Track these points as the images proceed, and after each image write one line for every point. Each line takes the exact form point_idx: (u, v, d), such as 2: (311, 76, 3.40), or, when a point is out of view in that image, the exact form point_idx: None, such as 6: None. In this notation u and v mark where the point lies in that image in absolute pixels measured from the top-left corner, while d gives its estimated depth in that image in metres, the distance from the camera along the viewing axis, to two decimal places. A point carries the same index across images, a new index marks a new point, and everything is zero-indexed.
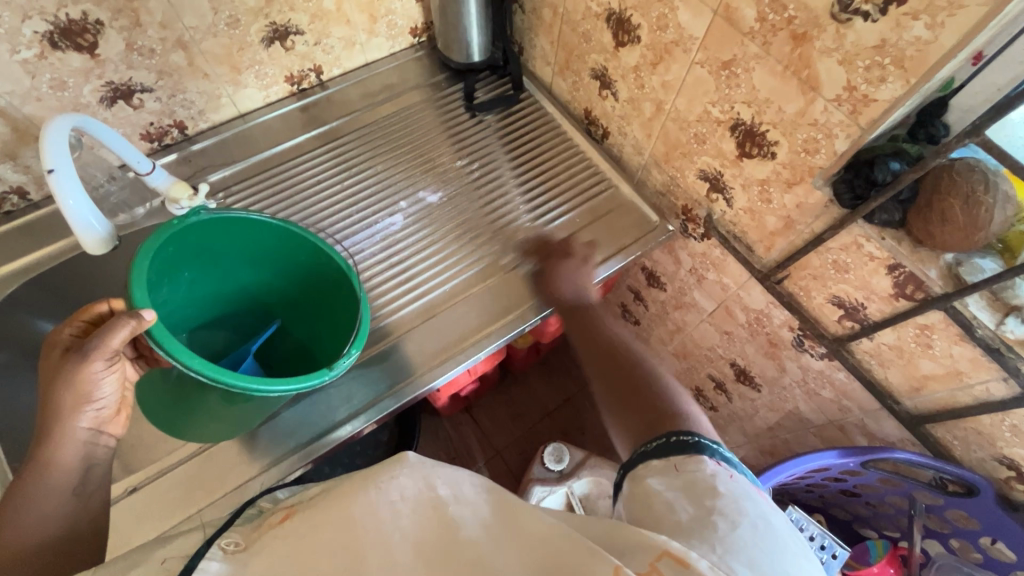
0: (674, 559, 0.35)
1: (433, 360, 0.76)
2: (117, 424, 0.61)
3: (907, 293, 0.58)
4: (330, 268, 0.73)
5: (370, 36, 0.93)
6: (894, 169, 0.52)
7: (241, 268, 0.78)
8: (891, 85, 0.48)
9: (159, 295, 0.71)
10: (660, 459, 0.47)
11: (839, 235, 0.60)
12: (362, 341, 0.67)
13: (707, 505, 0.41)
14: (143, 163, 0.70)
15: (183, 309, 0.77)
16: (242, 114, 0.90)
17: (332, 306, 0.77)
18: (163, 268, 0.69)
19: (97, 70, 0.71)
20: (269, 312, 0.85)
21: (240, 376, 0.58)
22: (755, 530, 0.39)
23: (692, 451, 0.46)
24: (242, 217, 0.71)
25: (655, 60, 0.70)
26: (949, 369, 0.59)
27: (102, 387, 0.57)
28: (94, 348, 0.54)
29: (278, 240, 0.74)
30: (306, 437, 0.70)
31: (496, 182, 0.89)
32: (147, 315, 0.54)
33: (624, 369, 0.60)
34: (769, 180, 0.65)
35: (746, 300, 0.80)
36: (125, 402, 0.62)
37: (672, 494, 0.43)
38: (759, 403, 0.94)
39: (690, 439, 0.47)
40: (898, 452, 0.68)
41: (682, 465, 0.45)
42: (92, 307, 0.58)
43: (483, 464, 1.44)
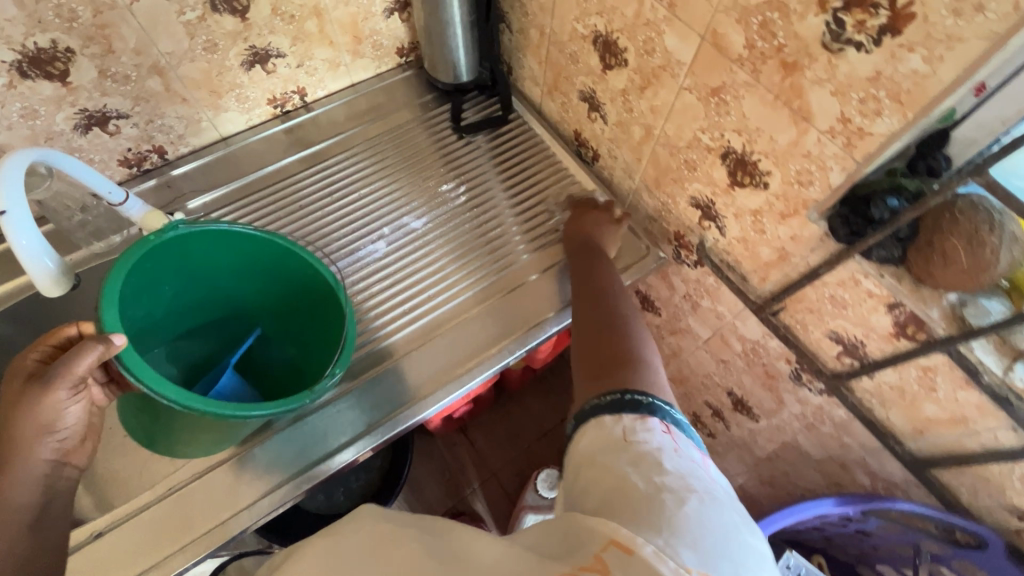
0: (620, 548, 0.35)
1: (426, 389, 0.73)
2: (82, 455, 0.58)
3: (908, 333, 0.54)
4: (317, 281, 0.70)
5: (355, 57, 0.91)
6: (892, 207, 0.49)
7: (224, 277, 0.75)
8: (887, 119, 0.45)
9: (141, 307, 0.68)
10: (613, 415, 0.48)
11: (835, 270, 0.57)
12: (347, 359, 0.64)
13: (661, 467, 0.42)
14: (116, 192, 0.68)
15: (162, 322, 0.74)
16: (223, 137, 0.88)
17: (319, 317, 0.74)
18: (141, 280, 0.66)
19: (69, 98, 0.70)
20: (251, 320, 0.81)
21: (214, 403, 0.55)
22: (706, 500, 0.40)
23: (643, 412, 0.48)
24: (226, 229, 0.68)
25: (643, 84, 0.68)
26: (954, 415, 0.56)
27: (66, 415, 0.54)
28: (59, 375, 0.51)
29: (268, 251, 0.71)
30: (280, 478, 0.67)
31: (487, 203, 0.86)
32: (116, 339, 0.51)
33: (600, 314, 0.65)
34: (763, 211, 0.62)
35: (742, 330, 0.77)
36: (90, 428, 0.59)
37: (620, 466, 0.43)
38: (758, 433, 0.90)
39: (644, 400, 0.49)
40: (902, 502, 0.64)
41: (636, 427, 0.47)
42: (59, 331, 0.56)
43: (478, 485, 1.41)
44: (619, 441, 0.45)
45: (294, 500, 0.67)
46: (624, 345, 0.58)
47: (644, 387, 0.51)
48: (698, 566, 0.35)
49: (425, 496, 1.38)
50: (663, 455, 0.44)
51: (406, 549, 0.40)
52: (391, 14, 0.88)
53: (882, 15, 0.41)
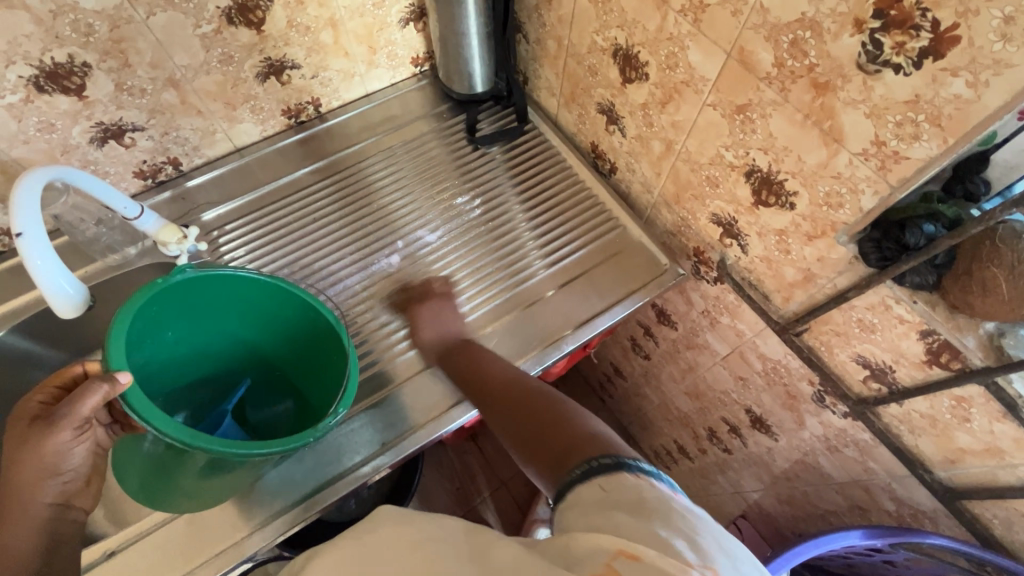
0: (628, 558, 0.34)
1: (439, 409, 0.72)
2: (87, 496, 0.60)
3: (941, 362, 0.53)
4: (318, 320, 0.70)
5: (369, 67, 0.90)
6: (929, 233, 0.47)
7: (227, 319, 0.75)
8: (926, 144, 0.43)
9: (142, 353, 0.68)
10: (586, 485, 0.42)
11: (865, 294, 0.55)
12: (350, 397, 0.63)
13: (642, 500, 0.38)
14: (131, 207, 0.67)
15: (165, 366, 0.74)
16: (238, 148, 0.88)
17: (319, 350, 0.73)
18: (146, 324, 0.67)
19: (85, 112, 0.69)
20: (253, 361, 0.82)
21: (217, 442, 0.55)
22: (690, 514, 0.38)
23: (615, 471, 0.42)
24: (230, 275, 0.68)
25: (665, 99, 0.66)
26: (988, 446, 0.54)
27: (70, 458, 0.56)
28: (63, 417, 0.53)
29: (263, 295, 0.71)
30: (292, 499, 0.66)
31: (501, 217, 0.85)
32: (120, 377, 0.53)
33: (534, 411, 0.58)
34: (788, 231, 0.60)
35: (763, 349, 0.75)
36: (95, 469, 0.62)
37: (604, 513, 0.38)
38: (776, 451, 0.88)
39: (610, 460, 0.43)
40: (932, 537, 0.62)
41: (609, 477, 0.41)
42: (65, 371, 0.58)
43: (488, 494, 1.40)
44: (596, 494, 0.41)
45: (311, 518, 0.66)
46: (572, 424, 0.52)
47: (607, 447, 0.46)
48: (701, 562, 0.34)
49: (435, 505, 1.37)
50: (642, 488, 0.39)
51: (426, 552, 0.40)
52: (406, 24, 0.87)
53: (923, 37, 0.39)
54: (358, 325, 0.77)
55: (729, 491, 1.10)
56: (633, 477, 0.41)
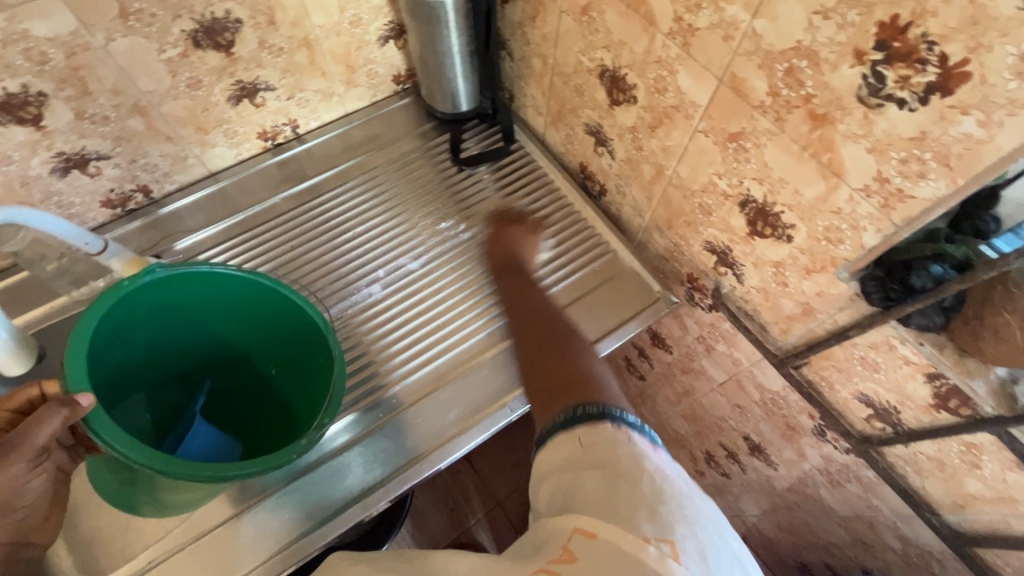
0: (583, 536, 0.34)
1: (435, 440, 0.69)
2: (45, 533, 0.57)
3: (950, 406, 0.49)
4: (308, 326, 0.66)
5: (349, 87, 0.87)
6: (936, 275, 0.44)
7: (208, 320, 0.71)
8: (933, 183, 0.40)
9: (115, 354, 0.64)
10: (565, 432, 0.41)
11: (868, 333, 0.52)
12: (336, 411, 0.59)
13: (613, 461, 0.38)
14: (93, 241, 0.65)
15: (138, 367, 0.70)
16: (212, 172, 0.84)
17: (308, 361, 0.70)
18: (115, 331, 0.62)
19: (44, 142, 0.66)
20: (239, 364, 0.78)
21: (180, 466, 0.51)
22: (659, 474, 0.37)
23: (592, 423, 0.41)
24: (209, 271, 0.65)
25: (654, 123, 0.63)
26: (1001, 494, 0.50)
27: (24, 492, 0.52)
28: (14, 448, 0.49)
29: (253, 294, 0.67)
30: (282, 543, 0.64)
31: (491, 237, 0.82)
32: (81, 399, 0.49)
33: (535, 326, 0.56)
34: (786, 264, 0.57)
35: (760, 379, 0.72)
36: (58, 499, 0.57)
37: (576, 477, 0.38)
38: (776, 479, 0.85)
39: (595, 409, 0.41)
40: None
41: (589, 430, 0.40)
42: (19, 394, 0.53)
43: (483, 515, 1.37)
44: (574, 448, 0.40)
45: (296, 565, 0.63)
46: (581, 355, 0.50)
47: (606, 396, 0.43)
48: (657, 535, 0.33)
49: (428, 528, 1.34)
50: (619, 447, 0.39)
51: None
52: (386, 41, 0.83)
53: (930, 72, 0.36)
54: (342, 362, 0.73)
55: (729, 514, 1.07)
56: (612, 431, 0.40)
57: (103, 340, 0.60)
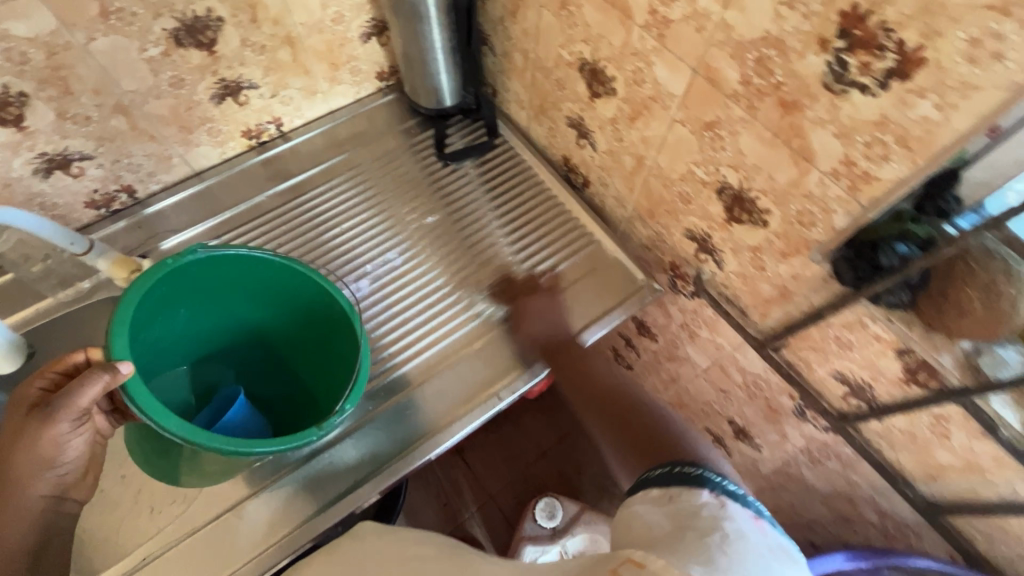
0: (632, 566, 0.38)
1: (435, 425, 0.71)
2: (83, 489, 0.58)
3: (919, 379, 0.52)
4: (333, 310, 0.68)
5: (332, 84, 0.87)
6: (902, 254, 0.46)
7: (234, 301, 0.73)
8: (895, 164, 0.42)
9: (154, 332, 0.68)
10: (660, 489, 0.48)
11: (841, 312, 0.54)
12: (356, 397, 0.62)
13: (695, 514, 0.43)
14: (78, 242, 0.66)
15: (173, 343, 0.72)
16: (197, 172, 0.84)
17: (331, 345, 0.72)
18: (155, 305, 0.65)
19: (26, 143, 0.65)
20: (268, 346, 0.80)
21: (216, 438, 0.54)
22: (736, 539, 0.41)
23: (691, 483, 0.46)
24: (243, 254, 0.66)
25: (633, 115, 0.64)
26: (969, 463, 0.52)
27: (67, 450, 0.53)
28: (60, 407, 0.50)
29: (280, 279, 0.69)
30: (286, 529, 0.65)
31: (487, 226, 0.84)
32: (122, 368, 0.51)
33: (631, 424, 0.60)
34: (762, 248, 0.59)
35: (743, 363, 0.74)
36: (93, 460, 0.59)
37: (657, 517, 0.45)
38: (760, 462, 0.87)
39: (693, 473, 0.47)
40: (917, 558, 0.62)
41: (683, 489, 0.46)
42: (67, 358, 0.55)
43: (476, 510, 1.38)
44: (664, 498, 0.46)
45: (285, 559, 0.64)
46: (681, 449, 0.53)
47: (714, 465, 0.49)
48: None
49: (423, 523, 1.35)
50: (706, 506, 0.44)
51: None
52: (368, 38, 0.84)
53: (889, 57, 0.38)
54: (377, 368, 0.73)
55: None
56: (707, 495, 0.45)
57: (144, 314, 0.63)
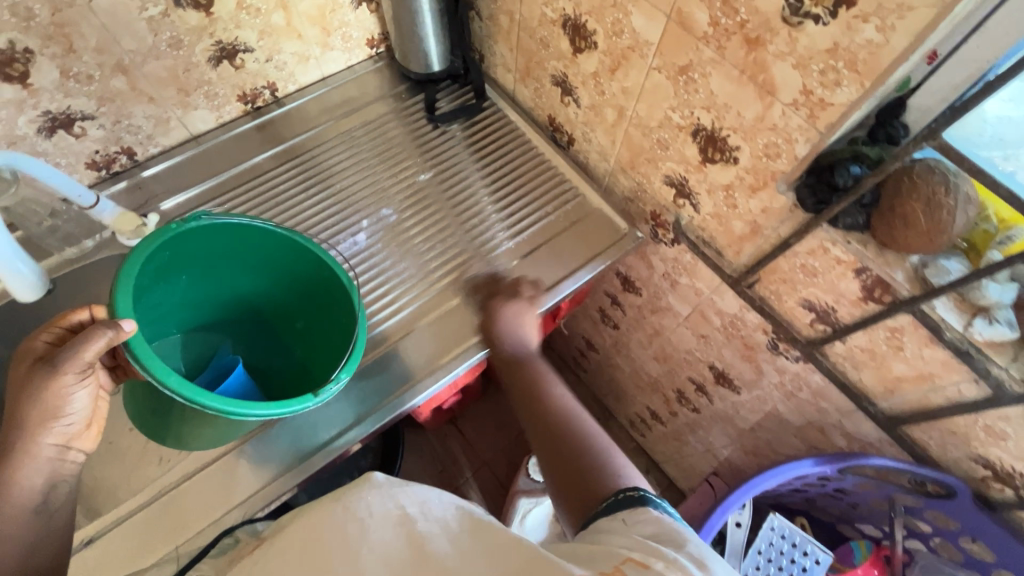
0: (635, 564, 0.39)
1: (418, 372, 0.76)
2: (87, 440, 0.59)
3: (875, 296, 0.57)
4: (330, 281, 0.71)
5: (325, 50, 0.90)
6: (855, 174, 0.51)
7: (232, 271, 0.76)
8: (846, 89, 0.47)
9: (153, 297, 0.70)
10: (609, 515, 0.48)
11: (805, 240, 0.59)
12: (354, 364, 0.64)
13: (660, 530, 0.43)
14: (87, 196, 0.69)
15: (173, 309, 0.75)
16: (194, 136, 0.87)
17: (326, 312, 0.75)
18: (156, 272, 0.68)
19: (30, 101, 0.68)
20: (262, 320, 0.83)
21: (218, 398, 0.56)
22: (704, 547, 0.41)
23: (638, 503, 0.47)
24: (243, 223, 0.69)
25: (613, 66, 0.69)
26: (921, 372, 0.58)
27: (73, 402, 0.55)
28: (65, 360, 0.52)
29: (279, 248, 0.73)
30: (289, 463, 0.70)
31: (473, 188, 0.87)
32: (126, 325, 0.53)
33: (558, 448, 0.59)
34: (734, 185, 0.63)
35: (720, 305, 0.79)
36: (97, 414, 0.60)
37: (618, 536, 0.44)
38: (740, 405, 0.93)
39: (635, 494, 0.48)
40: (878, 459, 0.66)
41: (631, 511, 0.47)
42: (71, 316, 0.58)
43: (471, 475, 1.43)
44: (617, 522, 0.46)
45: (286, 495, 0.69)
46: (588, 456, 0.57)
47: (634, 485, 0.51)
48: None
49: None
50: (661, 519, 0.44)
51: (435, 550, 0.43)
52: (359, 4, 0.87)
53: None
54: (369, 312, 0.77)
55: (702, 449, 1.15)
56: (655, 511, 0.46)
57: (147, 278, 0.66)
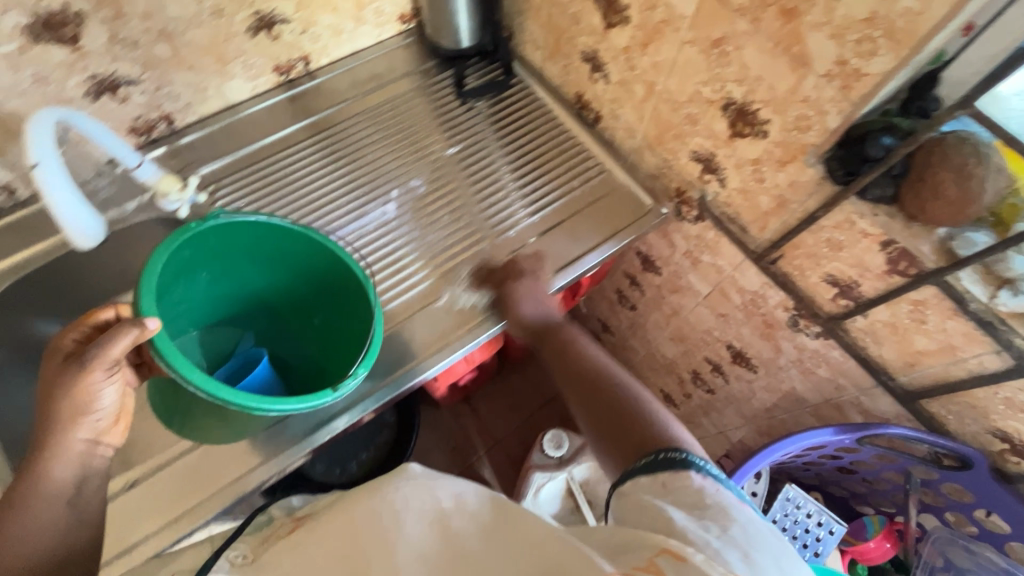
0: (672, 556, 0.41)
1: (432, 346, 0.77)
2: (115, 434, 0.60)
3: (900, 269, 0.58)
4: (346, 279, 0.72)
5: (357, 24, 0.92)
6: (886, 145, 0.52)
7: (249, 267, 0.77)
8: (882, 58, 0.48)
9: (174, 294, 0.72)
10: (648, 475, 0.49)
11: (832, 213, 0.60)
12: (370, 360, 0.66)
13: (702, 506, 0.45)
14: (131, 156, 0.73)
15: (192, 307, 0.77)
16: (229, 106, 0.89)
17: (340, 307, 0.76)
18: (179, 268, 0.69)
19: (80, 64, 0.70)
20: (279, 316, 0.84)
21: (240, 394, 0.57)
22: (749, 527, 0.44)
23: (677, 467, 0.48)
24: (262, 221, 0.70)
25: (646, 41, 0.70)
26: (943, 344, 0.60)
27: (102, 398, 0.56)
28: (93, 358, 0.53)
29: (295, 245, 0.73)
30: (310, 425, 0.72)
31: (494, 166, 0.89)
32: (150, 323, 0.53)
33: (599, 397, 0.60)
34: (762, 159, 0.64)
35: (741, 282, 0.80)
36: (124, 410, 0.61)
37: (662, 506, 0.46)
38: (755, 384, 0.94)
39: (679, 455, 0.49)
40: (894, 427, 0.69)
41: (672, 474, 0.48)
42: (98, 313, 0.57)
43: (483, 453, 1.45)
44: (658, 489, 0.48)
45: (300, 461, 0.71)
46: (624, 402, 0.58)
47: (676, 443, 0.51)
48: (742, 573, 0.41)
49: (432, 465, 1.42)
50: (705, 493, 0.46)
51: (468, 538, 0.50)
52: None
53: None
54: (392, 282, 0.80)
55: (714, 431, 1.16)
56: (698, 478, 0.47)
57: (169, 275, 0.67)
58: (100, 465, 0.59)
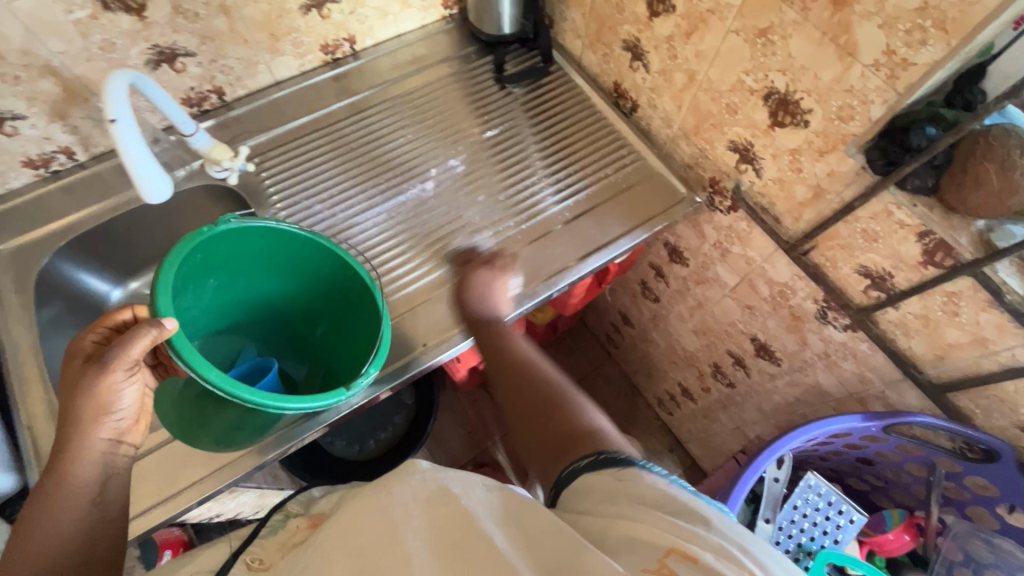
0: (680, 555, 0.36)
1: (445, 331, 0.77)
2: (137, 434, 0.60)
3: (936, 260, 0.59)
4: (352, 281, 0.74)
5: (403, 7, 0.94)
6: (930, 135, 0.53)
7: (257, 271, 0.79)
8: (931, 48, 0.49)
9: (184, 300, 0.73)
10: (596, 476, 0.44)
11: (869, 203, 0.61)
12: (381, 359, 0.67)
13: (668, 498, 0.40)
14: (187, 124, 0.75)
15: (198, 319, 0.78)
16: (277, 82, 0.92)
17: (349, 307, 0.78)
18: (190, 272, 0.71)
19: (143, 33, 0.74)
20: (287, 323, 0.87)
21: (257, 393, 0.58)
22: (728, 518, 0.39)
23: (624, 465, 0.44)
24: (270, 227, 0.73)
25: (690, 30, 0.71)
26: (976, 336, 0.61)
27: (122, 398, 0.56)
28: (112, 359, 0.53)
29: (302, 250, 0.75)
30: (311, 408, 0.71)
31: (526, 152, 0.90)
32: (167, 323, 0.54)
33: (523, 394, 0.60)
34: (801, 149, 0.66)
35: (771, 274, 0.81)
36: (143, 408, 0.60)
37: (626, 505, 0.40)
38: (778, 377, 0.95)
39: (620, 455, 0.45)
40: (919, 416, 0.71)
41: (620, 471, 0.43)
42: (116, 315, 0.58)
43: (499, 438, 1.48)
44: (612, 487, 0.43)
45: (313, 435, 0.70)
46: (564, 414, 0.54)
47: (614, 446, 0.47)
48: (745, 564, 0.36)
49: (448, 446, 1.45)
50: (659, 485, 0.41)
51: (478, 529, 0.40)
52: None
53: None
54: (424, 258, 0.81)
55: (731, 426, 1.17)
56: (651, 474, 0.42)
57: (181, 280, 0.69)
58: (124, 465, 0.58)
